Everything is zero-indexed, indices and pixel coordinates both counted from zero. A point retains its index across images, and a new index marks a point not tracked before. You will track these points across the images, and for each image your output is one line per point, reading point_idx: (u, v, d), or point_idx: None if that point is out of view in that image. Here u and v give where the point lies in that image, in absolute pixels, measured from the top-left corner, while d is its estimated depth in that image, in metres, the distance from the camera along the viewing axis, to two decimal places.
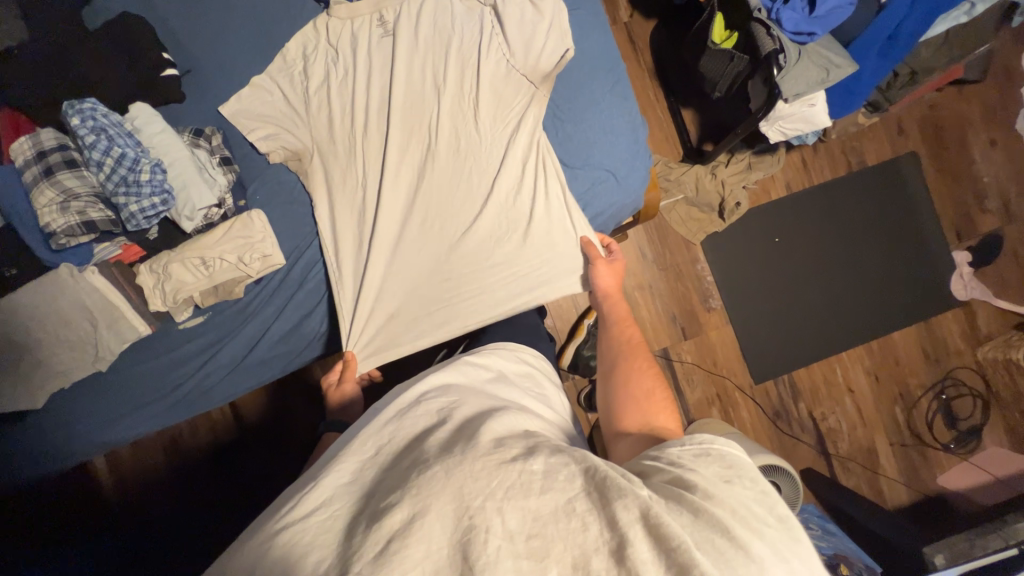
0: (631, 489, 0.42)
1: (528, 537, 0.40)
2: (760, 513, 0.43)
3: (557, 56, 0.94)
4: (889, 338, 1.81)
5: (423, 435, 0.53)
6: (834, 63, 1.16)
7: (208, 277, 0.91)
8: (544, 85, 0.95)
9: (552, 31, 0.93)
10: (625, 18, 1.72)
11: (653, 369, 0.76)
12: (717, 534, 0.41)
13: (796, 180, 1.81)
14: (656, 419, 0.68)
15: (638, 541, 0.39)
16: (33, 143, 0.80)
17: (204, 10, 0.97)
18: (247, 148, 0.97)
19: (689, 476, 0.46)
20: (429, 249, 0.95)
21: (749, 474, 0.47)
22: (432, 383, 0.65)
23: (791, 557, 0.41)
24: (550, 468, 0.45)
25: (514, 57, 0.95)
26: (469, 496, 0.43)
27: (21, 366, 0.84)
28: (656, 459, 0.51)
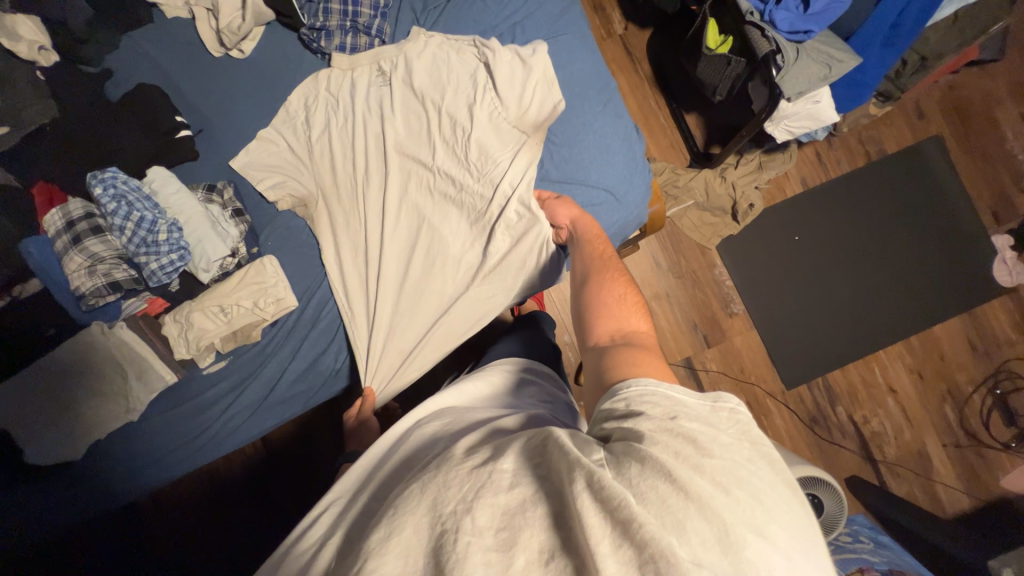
0: (578, 459, 0.41)
1: (496, 530, 0.39)
2: (702, 445, 0.42)
3: (549, 109, 0.95)
4: (929, 333, 1.71)
5: (417, 462, 0.55)
6: (835, 57, 1.13)
7: (226, 323, 0.95)
8: (532, 128, 0.96)
9: (545, 86, 0.95)
10: (620, 30, 1.72)
11: (624, 277, 0.74)
12: (661, 480, 0.39)
13: (812, 175, 1.75)
14: (628, 324, 0.66)
15: (587, 510, 0.38)
16: (62, 213, 0.86)
17: (214, 74, 1.04)
18: (257, 198, 1.01)
19: (639, 427, 0.45)
20: (430, 288, 0.97)
21: (696, 410, 0.46)
22: (431, 411, 0.68)
23: (734, 489, 0.40)
24: (518, 467, 0.44)
25: (506, 107, 0.96)
26: (441, 505, 0.41)
27: (61, 420, 0.90)
28: (611, 406, 0.50)
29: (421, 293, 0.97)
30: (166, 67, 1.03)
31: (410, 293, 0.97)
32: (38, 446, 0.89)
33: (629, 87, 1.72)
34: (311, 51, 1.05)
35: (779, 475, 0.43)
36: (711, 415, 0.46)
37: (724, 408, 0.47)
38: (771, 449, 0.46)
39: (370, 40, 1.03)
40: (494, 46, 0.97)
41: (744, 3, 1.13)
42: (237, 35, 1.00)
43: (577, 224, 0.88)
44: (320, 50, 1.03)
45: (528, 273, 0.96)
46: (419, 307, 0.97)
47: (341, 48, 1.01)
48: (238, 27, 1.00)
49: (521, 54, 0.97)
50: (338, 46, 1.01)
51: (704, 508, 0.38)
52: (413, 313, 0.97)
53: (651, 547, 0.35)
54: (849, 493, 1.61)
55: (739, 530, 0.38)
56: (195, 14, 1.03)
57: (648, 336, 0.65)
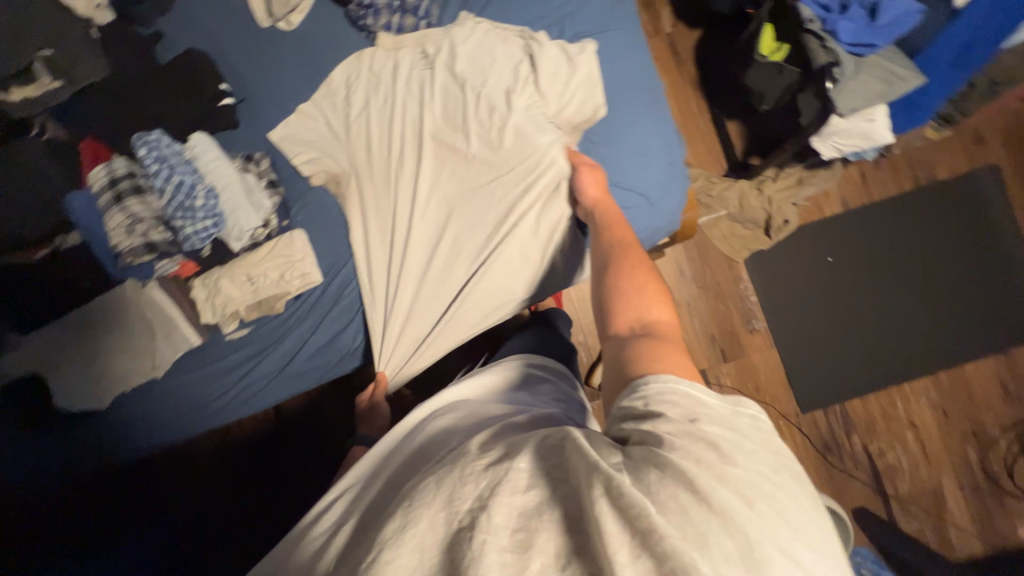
0: (598, 464, 0.40)
1: (513, 531, 0.39)
2: (725, 454, 0.42)
3: (590, 112, 0.96)
4: (959, 370, 1.64)
5: (433, 454, 0.55)
6: (895, 74, 1.08)
7: (253, 292, 0.97)
8: (568, 127, 0.97)
9: (590, 86, 0.96)
10: (667, 28, 1.67)
11: (645, 263, 0.70)
12: (683, 489, 0.39)
13: (854, 195, 1.68)
14: (649, 312, 0.64)
15: (607, 518, 0.37)
16: (107, 171, 0.90)
17: (260, 43, 1.04)
18: (291, 171, 1.02)
19: (658, 430, 0.44)
20: (452, 277, 0.97)
21: (716, 413, 0.46)
22: (446, 403, 0.69)
23: (758, 502, 0.39)
24: (534, 467, 0.44)
25: (547, 103, 0.96)
26: (456, 501, 0.41)
27: (92, 370, 0.93)
28: (630, 404, 0.49)
29: (442, 280, 0.97)
30: (213, 33, 1.04)
31: (432, 281, 0.97)
32: (71, 394, 0.93)
33: (670, 88, 1.67)
34: (356, 26, 1.05)
35: (799, 489, 0.43)
36: (732, 420, 0.46)
37: (742, 412, 0.47)
38: (792, 462, 0.45)
39: (417, 21, 1.01)
40: (541, 40, 0.97)
41: (807, 10, 1.07)
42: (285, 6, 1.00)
43: (599, 207, 0.85)
44: (365, 26, 1.02)
45: (548, 270, 0.97)
46: (438, 295, 0.97)
47: (386, 27, 1.01)
48: None
49: (567, 50, 0.96)
50: (384, 25, 1.00)
51: (729, 521, 0.37)
52: (431, 300, 0.97)
53: (673, 560, 0.34)
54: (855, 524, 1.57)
55: (763, 546, 0.37)
56: None
57: (670, 326, 0.62)
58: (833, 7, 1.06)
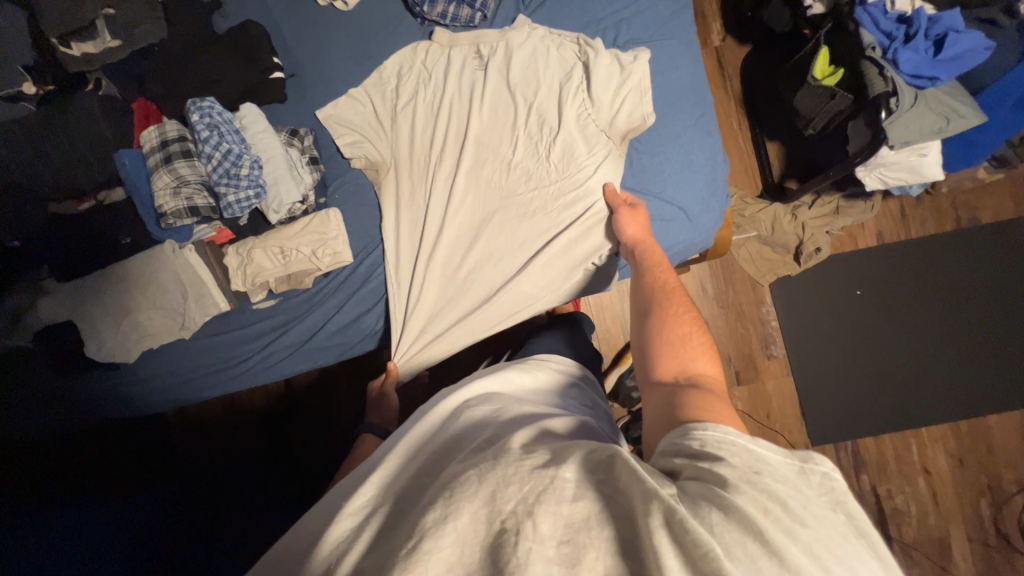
0: (655, 491, 0.42)
1: (559, 543, 0.40)
2: (798, 513, 0.40)
3: (637, 121, 0.94)
4: (980, 420, 1.59)
5: (466, 440, 0.57)
6: (956, 112, 1.04)
7: (283, 266, 0.98)
8: (619, 138, 0.95)
9: (637, 95, 0.94)
10: (716, 42, 1.64)
11: (692, 314, 0.71)
12: (750, 538, 0.38)
13: (891, 231, 1.63)
14: (694, 363, 0.64)
15: (665, 547, 0.38)
16: (158, 132, 0.91)
17: (314, 21, 1.05)
18: (333, 150, 1.03)
19: (718, 472, 0.44)
20: (481, 274, 0.97)
21: (787, 469, 0.44)
22: (476, 392, 0.70)
23: (834, 567, 0.38)
24: (580, 480, 0.46)
25: (596, 109, 0.95)
26: (500, 501, 0.43)
27: (121, 323, 0.95)
28: (683, 444, 0.50)
29: (470, 276, 0.97)
30: (270, 7, 1.05)
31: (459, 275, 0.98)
32: (101, 343, 0.96)
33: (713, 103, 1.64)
34: (410, 13, 1.06)
35: (881, 560, 0.40)
36: (806, 478, 0.44)
37: (820, 470, 0.45)
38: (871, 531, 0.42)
39: (473, 12, 1.01)
40: (597, 46, 0.96)
41: (869, 36, 1.06)
42: None
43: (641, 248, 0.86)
44: (420, 13, 1.02)
45: (578, 279, 0.98)
46: (466, 292, 0.97)
47: (441, 16, 1.01)
48: None
49: (621, 57, 0.95)
50: (439, 15, 1.01)
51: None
52: (458, 296, 0.98)
53: None
54: None
55: None
56: None
57: (717, 381, 0.62)
58: (896, 36, 1.04)
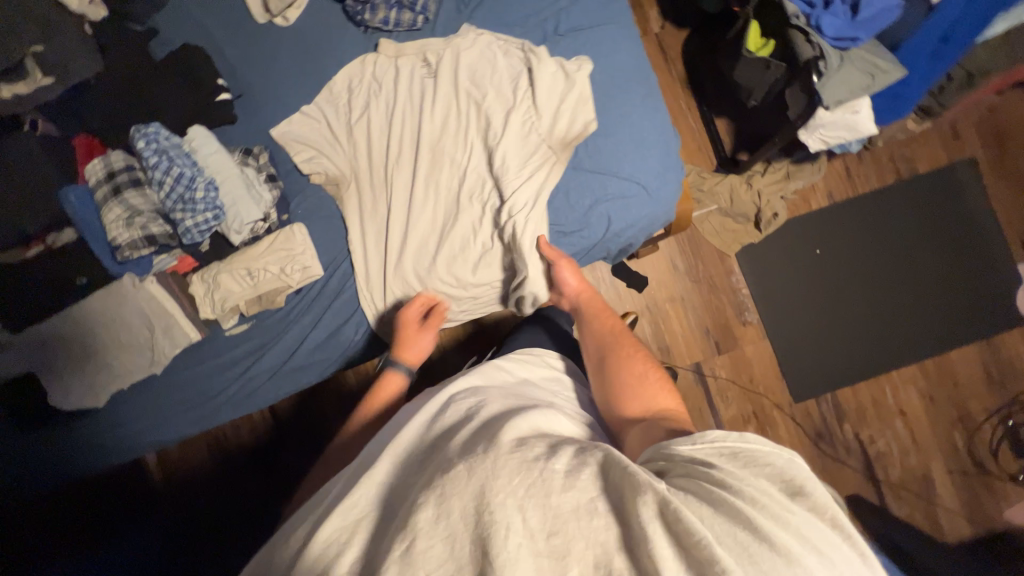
0: (649, 485, 0.44)
1: (548, 535, 0.41)
2: (783, 501, 0.43)
3: (580, 129, 0.97)
4: (945, 357, 1.69)
5: (457, 428, 0.58)
6: (879, 66, 1.12)
7: (252, 286, 0.97)
8: (560, 144, 0.97)
9: (580, 103, 0.97)
10: (656, 29, 1.70)
11: (643, 352, 0.78)
12: (740, 527, 0.40)
13: (839, 189, 1.72)
14: (656, 400, 0.70)
15: (659, 538, 0.39)
16: (104, 164, 0.89)
17: (256, 39, 1.04)
18: (290, 167, 1.02)
19: (711, 471, 0.47)
20: (431, 286, 0.99)
21: (767, 466, 0.47)
22: (468, 380, 0.71)
23: (820, 547, 0.40)
24: (571, 470, 0.47)
25: (539, 120, 0.97)
26: (489, 493, 0.43)
27: (86, 366, 0.92)
28: (677, 445, 0.53)
29: (420, 291, 0.99)
30: (208, 29, 1.04)
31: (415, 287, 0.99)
32: (67, 388, 0.92)
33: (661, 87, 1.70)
34: (353, 22, 1.06)
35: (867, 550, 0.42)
36: (786, 470, 0.47)
37: (796, 463, 0.47)
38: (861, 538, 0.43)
39: (414, 16, 1.02)
40: (540, 53, 0.98)
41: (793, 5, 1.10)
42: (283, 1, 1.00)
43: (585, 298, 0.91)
44: (362, 21, 1.03)
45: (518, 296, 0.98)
46: (422, 304, 1.00)
47: (384, 22, 1.02)
48: None
49: (564, 66, 0.98)
50: (382, 21, 1.02)
51: (793, 562, 0.38)
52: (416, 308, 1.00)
53: None
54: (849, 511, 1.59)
55: None
56: None
57: (678, 411, 0.69)
58: (816, 3, 1.10)
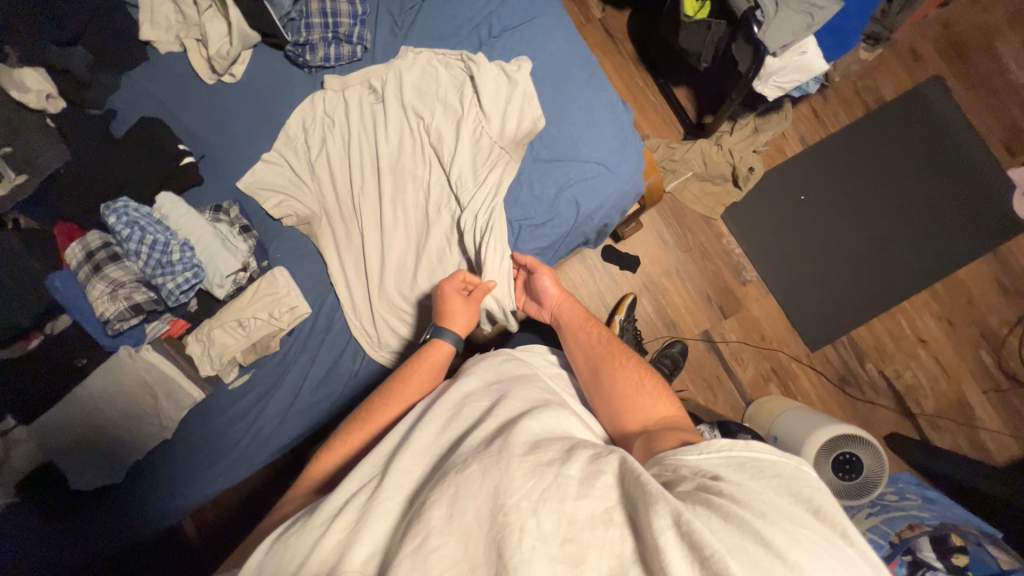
0: (660, 493, 0.42)
1: (562, 541, 0.41)
2: (794, 514, 0.42)
3: (529, 126, 0.97)
4: (954, 276, 1.65)
5: (470, 429, 0.59)
6: (815, 6, 1.12)
7: (245, 337, 0.99)
8: (512, 143, 0.98)
9: (526, 102, 0.97)
10: (598, 15, 1.72)
11: (637, 364, 0.77)
12: (752, 541, 0.40)
13: (810, 132, 1.72)
14: (656, 411, 0.69)
15: (672, 549, 0.38)
16: (82, 246, 0.92)
17: (209, 101, 1.09)
18: (263, 215, 1.06)
19: (720, 483, 0.46)
20: (415, 303, 0.99)
21: (776, 478, 0.46)
22: (479, 379, 0.72)
23: (835, 562, 0.39)
24: (586, 474, 0.47)
25: (490, 124, 0.98)
26: (505, 494, 0.44)
27: (99, 444, 0.94)
28: (686, 457, 0.52)
29: (408, 309, 1.00)
30: (164, 101, 1.08)
31: (400, 308, 1.00)
32: (83, 473, 0.94)
33: (613, 69, 1.71)
34: (297, 66, 1.09)
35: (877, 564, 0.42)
36: (794, 482, 0.46)
37: (803, 473, 0.47)
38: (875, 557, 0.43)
39: (353, 47, 1.05)
40: (479, 60, 0.99)
41: None
42: (227, 59, 1.04)
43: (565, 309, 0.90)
44: (304, 63, 1.07)
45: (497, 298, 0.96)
46: (410, 322, 1.00)
47: (326, 60, 1.05)
48: (227, 52, 1.04)
49: (505, 68, 0.99)
50: (324, 59, 1.05)
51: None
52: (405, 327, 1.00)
53: None
54: (890, 450, 1.54)
55: None
56: (186, 46, 1.08)
57: (680, 419, 0.68)
58: None
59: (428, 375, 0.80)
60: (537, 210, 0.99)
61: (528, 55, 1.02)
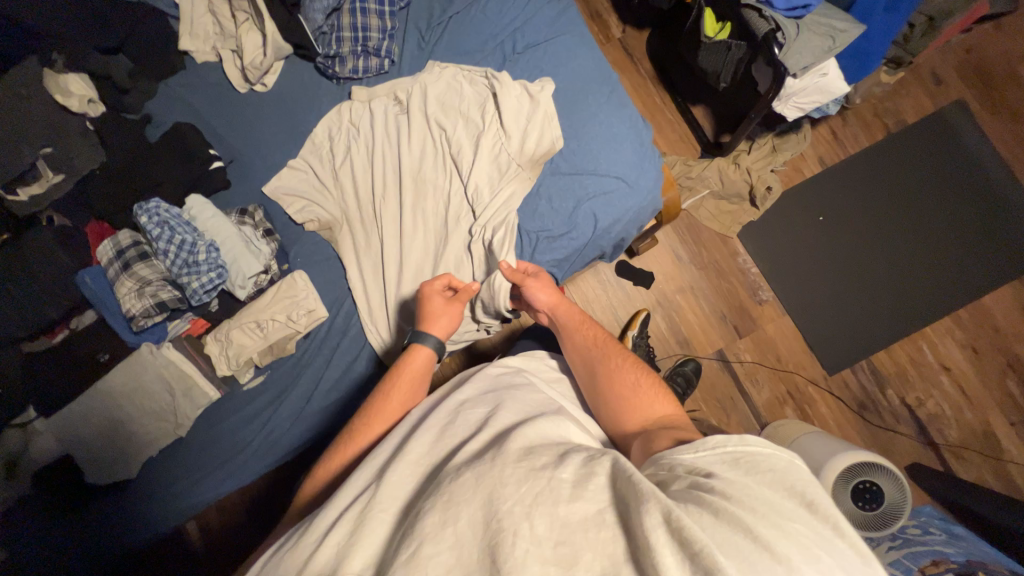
0: (652, 493, 0.41)
1: (555, 544, 0.41)
2: (783, 508, 0.42)
3: (549, 146, 0.99)
4: (979, 303, 1.61)
5: (465, 438, 0.59)
6: (836, 28, 1.13)
7: (262, 338, 1.00)
8: (530, 161, 1.00)
9: (547, 121, 0.99)
10: (617, 34, 1.75)
11: (632, 361, 0.76)
12: (740, 535, 0.39)
13: (829, 154, 1.71)
14: (653, 410, 0.69)
15: (662, 547, 0.38)
16: (113, 244, 0.95)
17: (241, 109, 1.13)
18: (286, 220, 1.08)
19: (709, 480, 0.45)
20: None
21: (770, 471, 0.45)
22: (477, 386, 0.72)
23: (823, 555, 0.39)
24: (579, 476, 0.47)
25: (509, 140, 0.99)
26: (498, 501, 0.44)
27: (116, 438, 0.95)
28: (677, 455, 0.51)
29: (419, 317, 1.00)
30: (197, 108, 1.12)
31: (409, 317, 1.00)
32: (98, 467, 0.95)
33: (632, 87, 1.73)
34: (326, 77, 1.13)
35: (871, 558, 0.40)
36: (787, 475, 0.45)
37: (796, 465, 0.46)
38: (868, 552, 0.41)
39: (381, 60, 1.09)
40: (503, 78, 1.02)
41: None
42: (259, 69, 1.08)
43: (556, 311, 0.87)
44: (333, 74, 1.10)
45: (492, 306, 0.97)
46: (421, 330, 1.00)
47: (354, 72, 1.09)
48: (260, 62, 1.08)
49: (528, 88, 1.01)
50: (352, 71, 1.09)
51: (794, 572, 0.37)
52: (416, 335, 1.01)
53: None
54: (912, 482, 1.49)
55: None
56: (222, 56, 1.13)
57: (677, 417, 0.68)
58: None
59: (411, 385, 0.78)
60: (554, 221, 1.00)
61: (551, 71, 1.04)
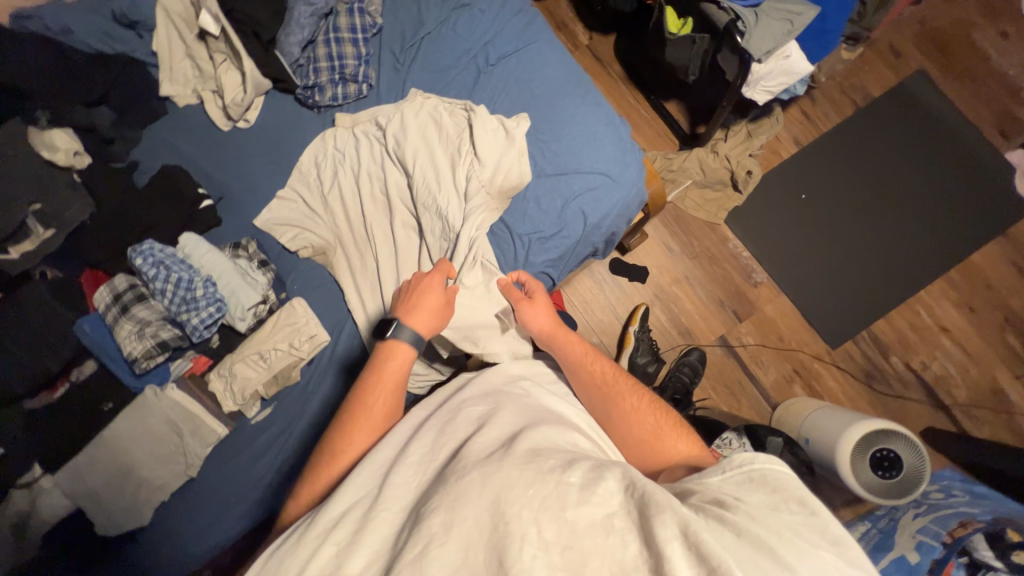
0: (671, 505, 0.41)
1: (563, 549, 0.41)
2: (810, 537, 0.41)
3: (517, 180, 1.00)
4: (968, 262, 1.63)
5: (468, 438, 0.59)
6: (793, 13, 1.18)
7: (267, 369, 1.01)
8: (499, 194, 1.00)
9: (520, 158, 1.00)
10: (585, 41, 1.80)
11: (647, 399, 0.76)
12: (762, 555, 0.39)
13: (803, 134, 1.75)
14: (674, 451, 0.69)
15: (677, 559, 0.37)
16: (110, 290, 0.96)
17: (225, 145, 1.14)
18: (280, 249, 1.10)
19: (733, 501, 0.45)
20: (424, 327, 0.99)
21: (796, 500, 0.45)
22: (473, 391, 0.72)
23: None
24: (588, 479, 0.46)
25: (483, 165, 0.99)
26: (505, 504, 0.45)
27: (126, 485, 0.94)
28: (708, 475, 0.52)
29: None
30: (181, 149, 1.14)
31: None
32: (109, 515, 0.93)
33: (603, 88, 1.78)
34: (307, 107, 1.16)
35: None
36: (812, 503, 0.44)
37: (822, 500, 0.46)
38: None
39: (359, 86, 1.12)
40: (480, 112, 1.02)
41: None
42: (241, 106, 1.11)
43: (555, 340, 0.84)
44: (314, 103, 1.13)
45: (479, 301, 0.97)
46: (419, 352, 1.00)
47: (335, 99, 1.12)
48: (242, 99, 1.10)
49: (505, 124, 1.02)
50: (333, 100, 1.12)
51: None
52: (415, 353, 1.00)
53: None
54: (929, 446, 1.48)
55: None
56: (203, 97, 1.15)
57: (697, 457, 0.68)
58: None
59: (391, 407, 0.75)
60: (545, 224, 1.02)
61: (524, 80, 1.08)
